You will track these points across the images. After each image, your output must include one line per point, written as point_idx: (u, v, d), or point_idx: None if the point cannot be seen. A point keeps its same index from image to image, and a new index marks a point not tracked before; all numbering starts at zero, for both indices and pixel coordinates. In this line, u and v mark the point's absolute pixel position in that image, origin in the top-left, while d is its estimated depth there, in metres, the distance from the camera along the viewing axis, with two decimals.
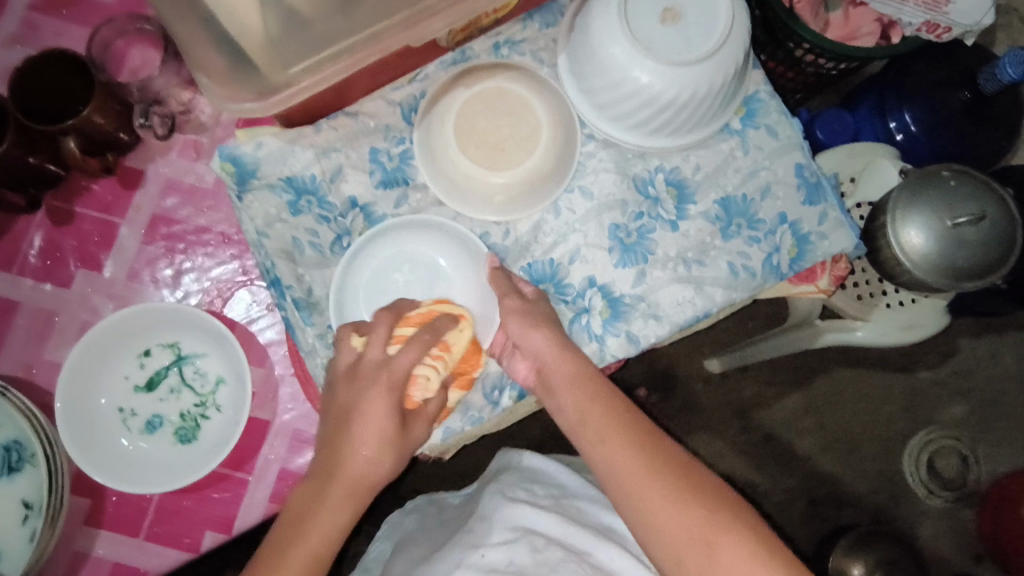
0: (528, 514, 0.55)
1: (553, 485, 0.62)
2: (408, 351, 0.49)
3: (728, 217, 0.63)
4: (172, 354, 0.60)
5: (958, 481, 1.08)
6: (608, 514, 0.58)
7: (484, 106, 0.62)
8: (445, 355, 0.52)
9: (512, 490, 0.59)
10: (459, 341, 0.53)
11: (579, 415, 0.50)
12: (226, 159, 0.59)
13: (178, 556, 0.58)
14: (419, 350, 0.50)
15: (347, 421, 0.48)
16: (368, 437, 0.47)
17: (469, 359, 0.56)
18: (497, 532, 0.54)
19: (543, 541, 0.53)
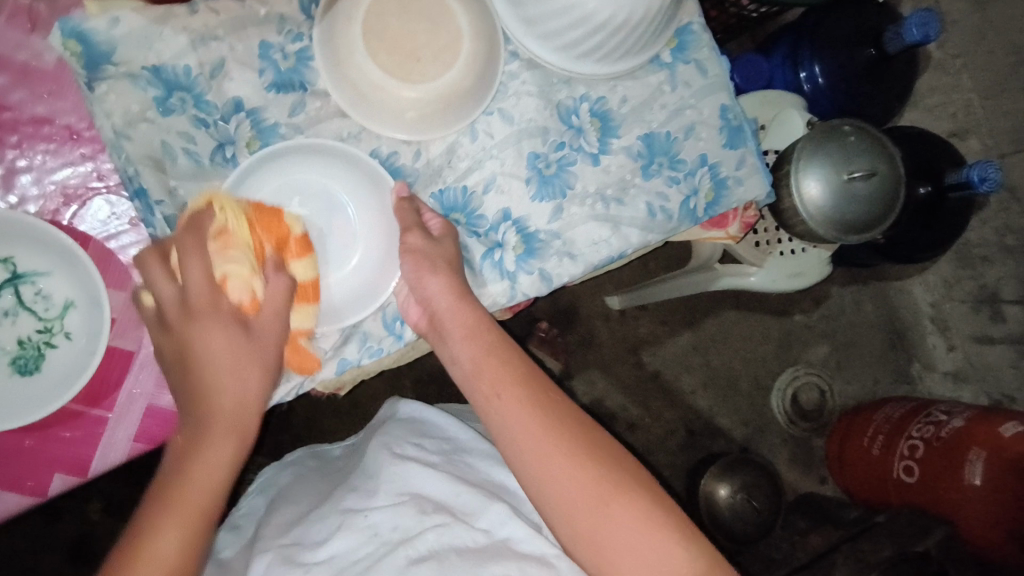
0: (416, 471, 0.51)
1: (442, 439, 0.57)
2: (191, 266, 0.46)
3: (650, 155, 0.61)
4: (5, 272, 0.50)
5: (815, 413, 1.17)
6: (499, 470, 0.55)
7: (398, 7, 0.53)
8: (227, 237, 0.48)
9: (398, 443, 0.54)
10: (226, 220, 0.48)
11: (477, 363, 0.49)
12: (71, 36, 0.49)
13: (19, 501, 0.50)
14: (197, 257, 0.46)
15: (185, 341, 0.46)
16: (234, 347, 0.46)
17: (266, 229, 0.50)
18: (382, 495, 0.49)
19: (431, 507, 0.48)
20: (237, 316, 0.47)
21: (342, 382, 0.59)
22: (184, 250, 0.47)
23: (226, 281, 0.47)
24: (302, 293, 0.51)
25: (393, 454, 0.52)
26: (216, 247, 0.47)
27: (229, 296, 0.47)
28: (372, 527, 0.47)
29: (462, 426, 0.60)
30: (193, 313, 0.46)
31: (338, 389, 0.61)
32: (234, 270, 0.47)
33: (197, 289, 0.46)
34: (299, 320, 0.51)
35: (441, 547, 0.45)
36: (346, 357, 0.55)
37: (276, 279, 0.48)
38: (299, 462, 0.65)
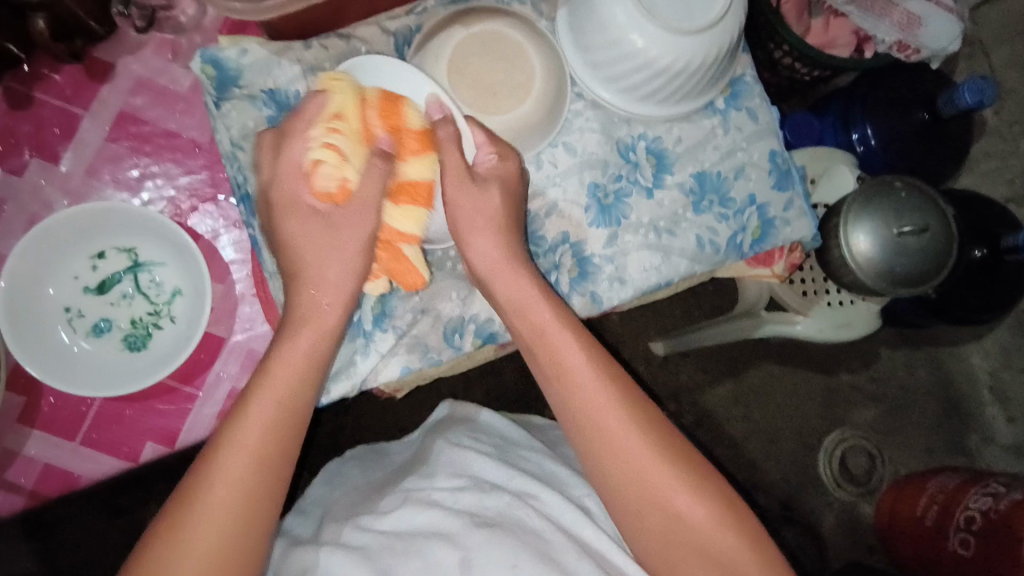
0: (473, 456, 0.55)
1: (496, 435, 0.62)
2: (295, 145, 0.51)
3: (702, 192, 0.65)
4: (128, 260, 0.58)
5: (864, 478, 1.14)
6: (551, 462, 0.59)
7: (479, 47, 0.60)
8: (341, 124, 0.51)
9: (456, 437, 0.59)
10: (342, 104, 0.51)
11: (545, 333, 0.52)
12: (207, 62, 0.57)
13: (114, 464, 0.56)
14: (300, 136, 0.51)
15: (295, 220, 0.52)
16: (331, 240, 0.51)
17: (387, 109, 0.52)
18: (443, 477, 0.53)
19: (488, 487, 0.51)
20: (317, 199, 0.52)
21: (402, 385, 0.63)
22: (296, 130, 0.52)
23: (318, 164, 0.51)
24: (417, 193, 0.54)
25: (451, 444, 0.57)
26: (326, 129, 0.51)
27: (316, 182, 0.51)
28: (440, 497, 0.51)
29: (514, 427, 0.65)
30: (295, 203, 0.52)
31: (397, 390, 0.66)
32: (324, 157, 0.51)
33: (286, 180, 0.51)
34: (397, 221, 0.53)
35: (504, 519, 0.48)
36: (409, 363, 0.59)
37: (369, 166, 0.51)
38: (360, 456, 0.70)
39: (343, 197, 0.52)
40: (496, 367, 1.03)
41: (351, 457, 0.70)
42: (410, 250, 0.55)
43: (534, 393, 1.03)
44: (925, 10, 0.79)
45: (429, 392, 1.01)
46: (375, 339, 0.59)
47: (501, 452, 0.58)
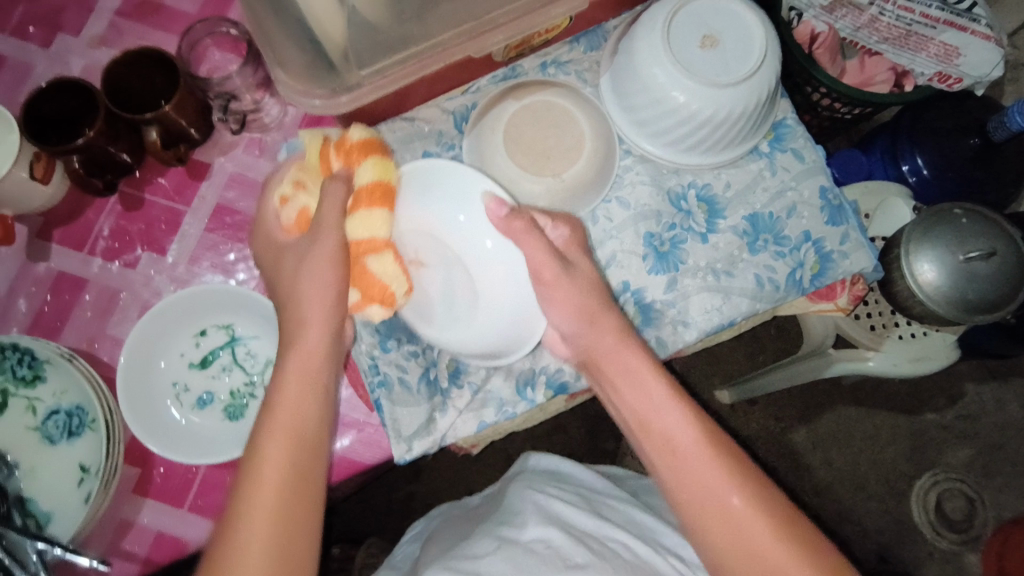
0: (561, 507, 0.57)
1: (577, 484, 0.64)
2: (266, 199, 0.55)
3: (755, 232, 0.67)
4: (226, 335, 0.63)
5: (964, 524, 1.07)
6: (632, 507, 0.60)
7: (531, 118, 0.66)
8: (305, 176, 0.55)
9: (541, 486, 0.62)
10: (313, 149, 0.55)
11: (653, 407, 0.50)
12: (292, 153, 0.64)
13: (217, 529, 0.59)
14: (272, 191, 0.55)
15: (280, 264, 0.52)
16: (298, 268, 0.50)
17: (360, 150, 0.53)
18: (530, 528, 0.54)
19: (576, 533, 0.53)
20: (285, 234, 0.53)
21: (478, 440, 0.66)
22: (271, 183, 0.56)
23: (287, 205, 0.54)
24: (367, 197, 0.51)
25: (538, 493, 0.59)
26: (295, 184, 0.54)
27: (282, 218, 0.54)
28: (533, 543, 0.52)
29: (591, 474, 0.67)
30: (269, 245, 0.54)
31: (472, 447, 0.68)
32: (290, 198, 0.54)
33: (259, 239, 0.55)
34: (357, 231, 0.51)
35: (593, 561, 0.49)
36: (484, 418, 0.62)
37: (324, 186, 0.50)
38: (444, 512, 0.71)
39: (306, 223, 0.53)
40: (561, 425, 1.03)
41: (435, 514, 0.71)
42: (372, 261, 0.52)
43: (602, 450, 1.03)
44: (964, 39, 0.75)
45: (497, 454, 1.02)
46: (451, 397, 0.62)
47: (586, 501, 0.60)
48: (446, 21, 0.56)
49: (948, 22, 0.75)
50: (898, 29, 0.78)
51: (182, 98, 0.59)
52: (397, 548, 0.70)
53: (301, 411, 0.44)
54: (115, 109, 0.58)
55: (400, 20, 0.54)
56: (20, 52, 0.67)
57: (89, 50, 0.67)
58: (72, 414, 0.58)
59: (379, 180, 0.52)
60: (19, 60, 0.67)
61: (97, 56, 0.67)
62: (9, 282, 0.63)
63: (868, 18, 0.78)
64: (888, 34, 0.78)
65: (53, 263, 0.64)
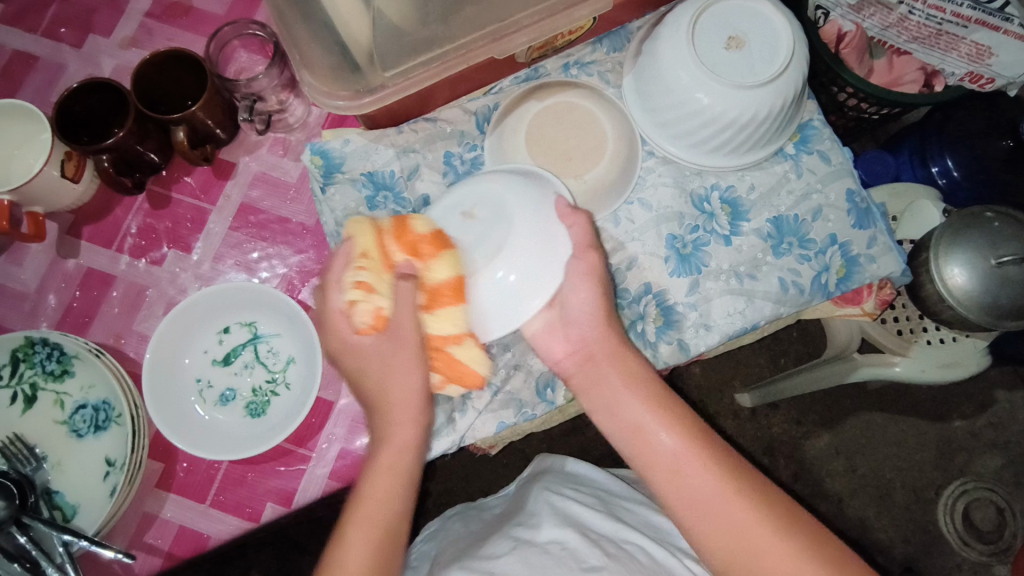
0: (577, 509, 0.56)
1: (595, 487, 0.64)
2: (329, 296, 0.53)
3: (780, 235, 0.66)
4: (249, 333, 0.64)
5: (994, 535, 1.05)
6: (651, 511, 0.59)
7: (553, 118, 0.66)
8: (365, 276, 0.52)
9: (557, 488, 0.61)
10: (369, 244, 0.53)
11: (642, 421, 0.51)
12: (316, 153, 0.64)
13: (238, 524, 0.60)
14: (331, 289, 0.53)
15: (362, 370, 0.53)
16: (383, 373, 0.52)
17: (428, 245, 0.54)
18: (545, 530, 0.54)
19: (594, 536, 0.53)
20: (360, 337, 0.52)
21: (497, 441, 0.65)
22: (330, 283, 0.53)
23: (354, 311, 0.52)
24: (445, 296, 0.54)
25: (555, 494, 0.59)
26: (357, 285, 0.52)
27: (353, 321, 0.52)
28: (549, 544, 0.52)
29: (609, 477, 0.67)
30: (346, 349, 0.53)
31: (491, 447, 0.68)
32: (357, 302, 0.52)
33: (331, 340, 0.53)
34: (440, 327, 0.54)
35: (609, 564, 0.49)
36: (504, 418, 0.62)
37: (398, 293, 0.52)
38: (461, 512, 0.71)
39: (383, 324, 0.52)
40: (578, 427, 1.03)
41: (453, 513, 0.71)
42: (457, 350, 0.55)
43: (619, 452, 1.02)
44: (997, 39, 0.72)
45: (514, 455, 1.02)
46: (471, 397, 0.61)
47: (603, 503, 0.60)
48: (469, 22, 0.56)
49: (979, 21, 0.71)
50: (928, 29, 0.75)
51: (208, 99, 0.60)
52: (414, 544, 0.71)
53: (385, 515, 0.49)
54: (144, 110, 0.59)
55: (425, 23, 0.55)
56: (53, 52, 0.68)
57: (119, 52, 0.69)
58: (98, 409, 0.59)
59: (456, 276, 0.54)
60: (52, 60, 0.68)
61: (127, 57, 0.69)
62: (39, 277, 0.64)
63: (896, 18, 0.76)
64: (918, 33, 0.76)
65: (82, 260, 0.65)
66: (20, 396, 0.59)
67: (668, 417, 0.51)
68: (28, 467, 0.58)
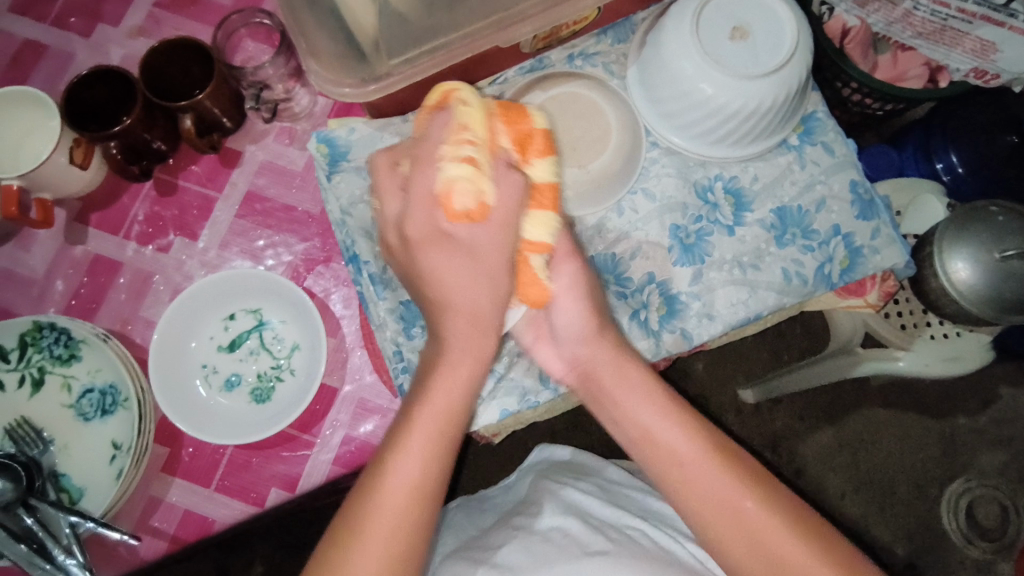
0: (581, 497, 0.57)
1: (598, 476, 0.64)
2: (424, 172, 0.47)
3: (783, 226, 0.66)
4: (254, 320, 0.64)
5: (997, 533, 1.05)
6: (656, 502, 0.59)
7: (557, 109, 0.66)
8: (476, 154, 0.47)
9: (561, 477, 0.62)
10: (472, 117, 0.49)
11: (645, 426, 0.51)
12: (321, 141, 0.65)
13: (244, 508, 0.60)
14: (432, 159, 0.47)
15: (444, 249, 0.47)
16: (459, 266, 0.47)
17: (530, 148, 0.51)
18: (549, 517, 0.54)
19: (598, 522, 0.53)
20: (455, 221, 0.47)
21: (500, 430, 0.66)
22: (425, 160, 0.48)
23: (453, 186, 0.46)
24: (539, 196, 0.51)
25: (558, 484, 0.60)
26: (460, 158, 0.47)
27: (454, 200, 0.46)
28: (550, 532, 0.52)
29: (612, 467, 0.67)
30: (437, 231, 0.47)
31: (494, 436, 0.68)
32: (456, 177, 0.46)
33: (420, 214, 0.47)
34: (533, 231, 0.51)
35: (614, 549, 0.49)
36: (507, 406, 0.62)
37: (503, 178, 0.48)
38: (464, 503, 0.71)
39: (481, 213, 0.47)
40: (581, 420, 1.03)
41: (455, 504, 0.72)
42: (539, 263, 0.52)
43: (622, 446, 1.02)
44: (1003, 35, 0.70)
45: (516, 447, 1.02)
46: None
47: (605, 491, 0.60)
48: (475, 12, 0.56)
49: (985, 17, 0.69)
50: (932, 24, 0.73)
51: (216, 87, 0.61)
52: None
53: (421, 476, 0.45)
54: (152, 97, 0.60)
55: (429, 12, 0.56)
56: (62, 41, 0.69)
57: (127, 41, 0.69)
58: (105, 393, 0.59)
59: (553, 181, 0.52)
60: (60, 49, 0.69)
61: (135, 46, 0.69)
62: (47, 264, 0.64)
63: (901, 13, 0.74)
64: (922, 29, 0.74)
65: (90, 246, 0.65)
66: (28, 379, 0.59)
67: (672, 404, 0.51)
68: (35, 450, 0.58)
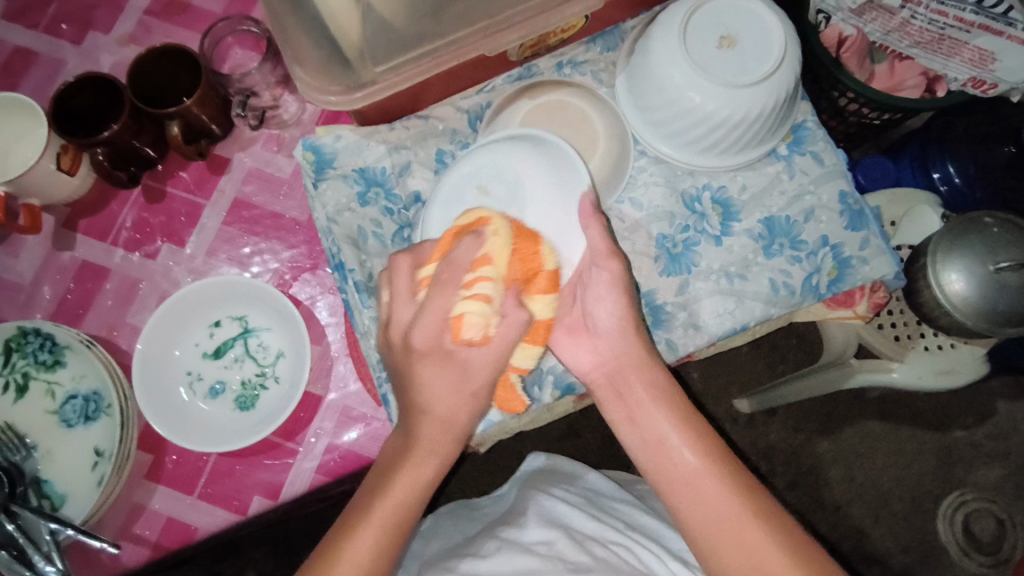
0: (566, 510, 0.56)
1: (585, 487, 0.64)
2: (433, 297, 0.45)
3: (771, 236, 0.66)
4: (240, 327, 0.64)
5: (994, 547, 1.04)
6: (642, 515, 0.59)
7: (545, 116, 0.67)
8: (482, 272, 0.46)
9: (548, 488, 0.62)
10: (495, 248, 0.47)
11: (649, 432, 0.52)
12: (308, 148, 0.65)
13: (226, 516, 0.60)
14: (440, 291, 0.45)
15: (421, 376, 0.47)
16: (449, 379, 0.47)
17: (549, 286, 0.50)
18: (534, 530, 0.53)
19: (583, 537, 0.52)
20: (462, 348, 0.45)
21: (485, 439, 0.65)
22: (439, 284, 0.45)
23: (463, 320, 0.45)
24: (532, 332, 0.50)
25: (543, 494, 0.59)
26: (466, 291, 0.45)
27: (461, 332, 0.45)
28: (535, 545, 0.52)
29: (600, 478, 0.67)
30: (438, 350, 0.46)
31: (480, 445, 0.68)
32: (473, 313, 0.44)
33: (425, 327, 0.45)
34: (521, 360, 0.51)
35: (598, 565, 0.48)
36: (491, 416, 0.62)
37: (510, 315, 0.46)
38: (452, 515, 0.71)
39: (485, 339, 0.45)
40: (573, 430, 1.02)
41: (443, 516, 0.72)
42: (519, 379, 0.53)
43: (614, 455, 1.02)
44: (1001, 45, 0.70)
45: (508, 456, 1.02)
46: None
47: (592, 503, 0.59)
48: (460, 19, 0.56)
49: (984, 26, 0.69)
50: (931, 33, 0.72)
51: (203, 94, 0.61)
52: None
53: (375, 554, 0.46)
54: (139, 104, 0.60)
55: (414, 18, 0.55)
56: (53, 48, 0.69)
57: (118, 47, 0.70)
58: (89, 399, 0.59)
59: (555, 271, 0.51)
60: (51, 56, 0.69)
61: (126, 53, 0.70)
62: (34, 270, 0.65)
63: (898, 22, 0.73)
64: (920, 38, 0.73)
65: (77, 252, 0.65)
66: (12, 385, 0.59)
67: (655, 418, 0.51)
68: (18, 456, 0.58)
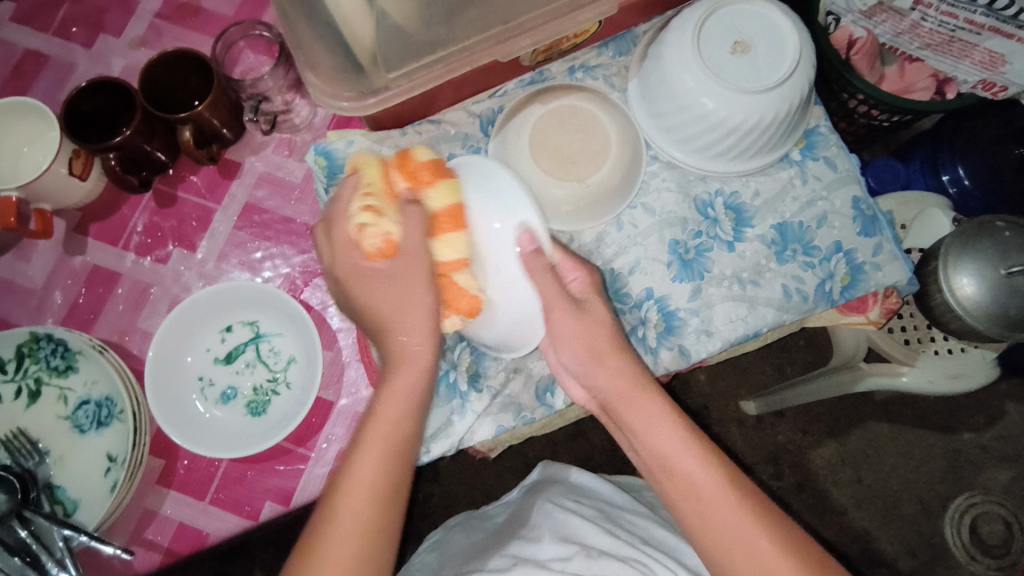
0: (579, 522, 0.56)
1: (596, 499, 0.64)
2: (365, 210, 0.49)
3: (784, 242, 0.66)
4: (251, 332, 0.64)
5: (1001, 550, 1.04)
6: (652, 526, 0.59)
7: (558, 121, 0.65)
8: (376, 206, 0.50)
9: (561, 499, 0.62)
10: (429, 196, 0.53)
11: None
12: (320, 153, 0.64)
13: (238, 522, 0.60)
14: (349, 199, 0.51)
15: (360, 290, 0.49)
16: (413, 322, 0.49)
17: (449, 216, 0.53)
18: (549, 547, 0.53)
19: (597, 551, 0.52)
20: (371, 262, 0.49)
21: (496, 445, 0.65)
22: (339, 213, 0.51)
23: (377, 233, 0.49)
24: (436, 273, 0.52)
25: (556, 507, 0.59)
26: (367, 200, 0.50)
27: (364, 244, 0.49)
28: (551, 561, 0.52)
29: (612, 489, 0.67)
30: (358, 270, 0.49)
31: (490, 450, 0.68)
32: (386, 225, 0.49)
33: (342, 253, 0.50)
34: (441, 253, 0.52)
35: None
36: (503, 422, 0.62)
37: (408, 215, 0.50)
38: (463, 522, 0.72)
39: (394, 249, 0.49)
40: (581, 432, 1.02)
41: (452, 522, 0.72)
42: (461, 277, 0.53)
43: (622, 458, 1.02)
44: (1011, 47, 0.69)
45: (516, 459, 1.02)
46: (471, 400, 0.62)
47: (604, 515, 0.59)
48: (474, 24, 0.56)
49: (993, 29, 0.68)
50: (940, 36, 0.72)
51: (214, 98, 0.61)
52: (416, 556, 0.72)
53: (356, 550, 0.44)
54: (151, 108, 0.60)
55: (428, 24, 0.55)
56: (63, 51, 0.69)
57: (129, 51, 0.69)
58: (101, 404, 0.59)
59: (463, 258, 0.53)
60: (62, 59, 0.69)
61: (136, 56, 0.69)
62: (45, 274, 0.65)
63: (908, 24, 0.73)
64: (930, 40, 0.73)
65: (89, 257, 0.65)
66: (24, 390, 0.59)
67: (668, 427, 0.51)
68: (30, 461, 0.58)
